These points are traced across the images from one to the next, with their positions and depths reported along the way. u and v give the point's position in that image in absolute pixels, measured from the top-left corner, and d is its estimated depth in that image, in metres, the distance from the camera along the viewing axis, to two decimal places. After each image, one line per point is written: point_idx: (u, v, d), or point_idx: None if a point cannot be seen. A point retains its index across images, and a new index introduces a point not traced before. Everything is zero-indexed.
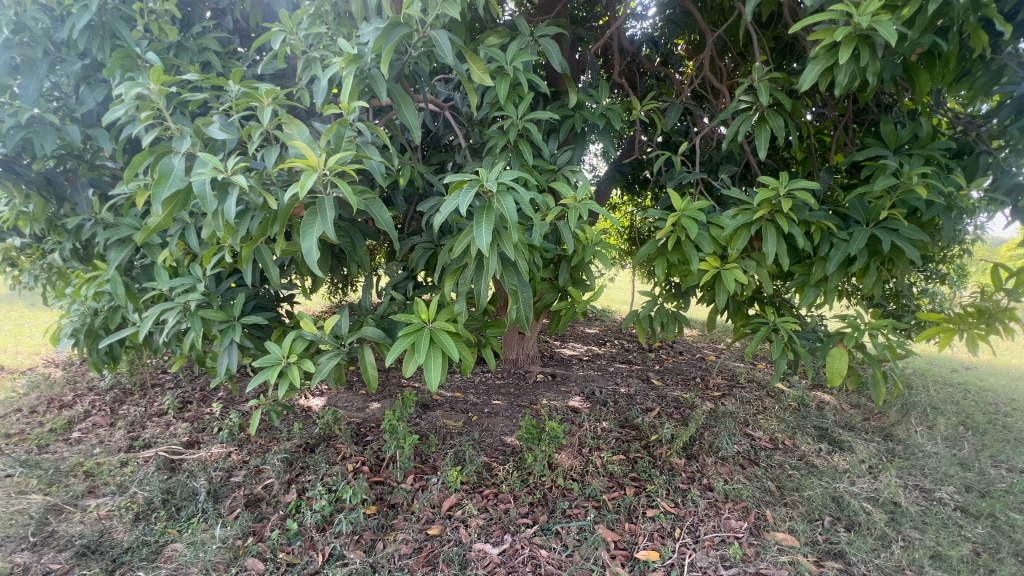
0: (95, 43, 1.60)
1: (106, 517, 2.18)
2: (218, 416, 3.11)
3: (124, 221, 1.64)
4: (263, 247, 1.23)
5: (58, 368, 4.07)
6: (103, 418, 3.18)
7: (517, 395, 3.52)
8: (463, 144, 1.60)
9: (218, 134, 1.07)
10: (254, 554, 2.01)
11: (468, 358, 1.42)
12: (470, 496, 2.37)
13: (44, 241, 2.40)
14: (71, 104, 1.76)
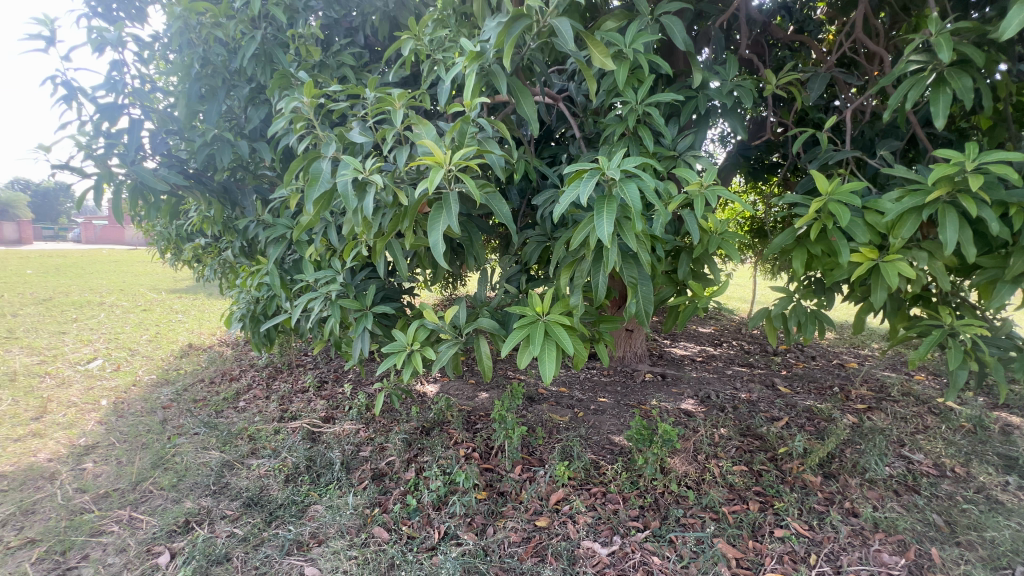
0: (259, 68, 1.86)
1: (265, 476, 2.55)
2: (349, 396, 3.48)
3: (278, 221, 1.88)
4: (394, 242, 1.31)
5: (228, 348, 4.87)
6: (262, 391, 3.73)
7: (625, 393, 3.41)
8: (578, 135, 1.57)
9: (358, 138, 1.16)
10: (381, 523, 2.19)
11: (582, 352, 1.39)
12: (577, 492, 2.35)
13: (221, 241, 2.88)
14: (243, 124, 2.07)
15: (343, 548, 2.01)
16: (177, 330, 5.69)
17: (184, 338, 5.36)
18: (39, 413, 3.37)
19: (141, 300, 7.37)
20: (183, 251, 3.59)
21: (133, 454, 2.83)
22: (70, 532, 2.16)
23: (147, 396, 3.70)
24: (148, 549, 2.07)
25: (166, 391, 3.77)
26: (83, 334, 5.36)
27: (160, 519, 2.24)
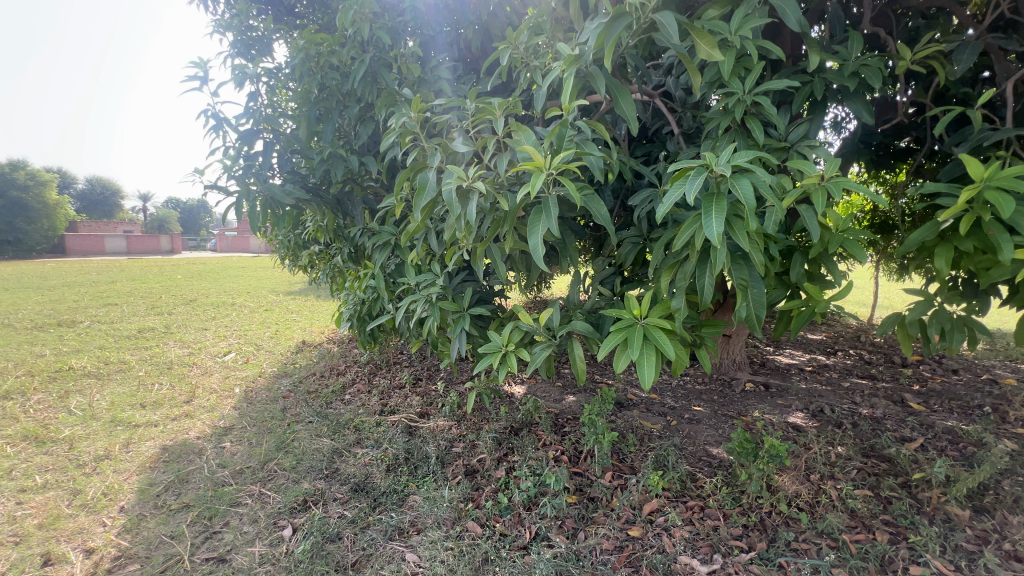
0: (367, 88, 2.03)
1: (369, 465, 2.76)
2: (442, 393, 3.65)
3: (383, 229, 2.02)
4: (493, 246, 1.36)
5: (335, 345, 5.34)
6: (364, 385, 4.05)
7: (722, 403, 3.19)
8: (677, 131, 1.51)
9: (461, 148, 1.21)
10: (474, 518, 2.26)
11: (684, 357, 1.34)
12: (673, 504, 2.24)
13: (332, 248, 3.18)
14: (353, 140, 2.26)
15: (440, 539, 2.11)
16: (293, 327, 6.37)
17: (298, 335, 5.99)
18: (189, 397, 3.95)
19: (263, 301, 8.35)
20: (300, 257, 4.01)
21: (261, 437, 3.21)
22: (215, 501, 2.49)
23: (270, 386, 4.18)
24: (274, 522, 2.33)
25: (285, 383, 4.23)
26: (220, 331, 6.20)
27: (284, 496, 2.50)
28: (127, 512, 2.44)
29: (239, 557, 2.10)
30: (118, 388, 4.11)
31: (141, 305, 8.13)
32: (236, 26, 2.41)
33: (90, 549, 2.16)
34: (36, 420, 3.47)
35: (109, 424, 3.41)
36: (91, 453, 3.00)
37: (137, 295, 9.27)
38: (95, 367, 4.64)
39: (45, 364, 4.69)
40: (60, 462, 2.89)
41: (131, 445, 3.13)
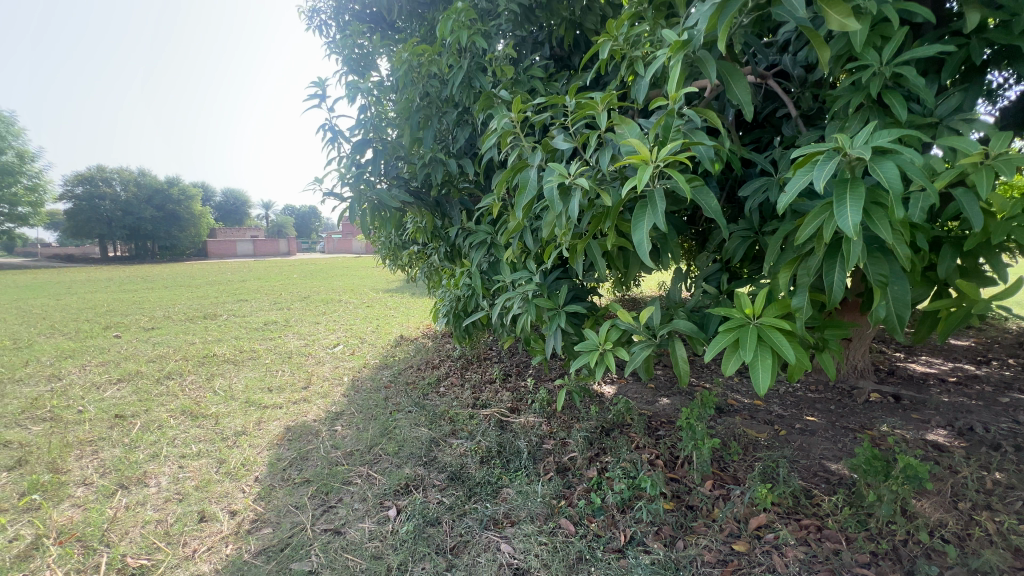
0: (463, 93, 2.11)
1: (464, 455, 2.88)
2: (531, 389, 3.70)
3: (479, 228, 2.09)
4: (592, 243, 1.34)
5: (429, 340, 5.65)
6: (457, 378, 4.23)
7: (842, 414, 2.87)
8: (796, 113, 1.39)
9: (562, 145, 1.21)
10: (567, 516, 2.26)
11: (805, 361, 1.23)
12: (784, 521, 2.06)
13: (429, 248, 3.35)
14: (451, 144, 2.36)
15: (533, 533, 2.14)
16: (392, 323, 6.83)
17: (397, 330, 6.42)
18: (307, 383, 4.41)
19: (366, 298, 9.06)
20: (400, 258, 4.29)
21: (367, 423, 3.49)
22: (330, 478, 2.76)
23: (374, 376, 4.54)
24: (381, 502, 2.52)
25: (387, 374, 4.56)
26: (330, 324, 6.85)
27: (389, 479, 2.70)
28: (261, 481, 2.79)
29: (352, 531, 2.30)
30: (251, 373, 4.71)
31: (267, 301, 9.25)
32: (348, 46, 2.63)
33: (234, 511, 2.49)
34: (191, 397, 4.09)
35: (245, 404, 3.93)
36: (232, 428, 3.47)
37: (263, 292, 10.56)
38: (233, 354, 5.36)
39: (196, 350, 5.52)
40: (209, 434, 3.39)
41: (262, 423, 3.58)
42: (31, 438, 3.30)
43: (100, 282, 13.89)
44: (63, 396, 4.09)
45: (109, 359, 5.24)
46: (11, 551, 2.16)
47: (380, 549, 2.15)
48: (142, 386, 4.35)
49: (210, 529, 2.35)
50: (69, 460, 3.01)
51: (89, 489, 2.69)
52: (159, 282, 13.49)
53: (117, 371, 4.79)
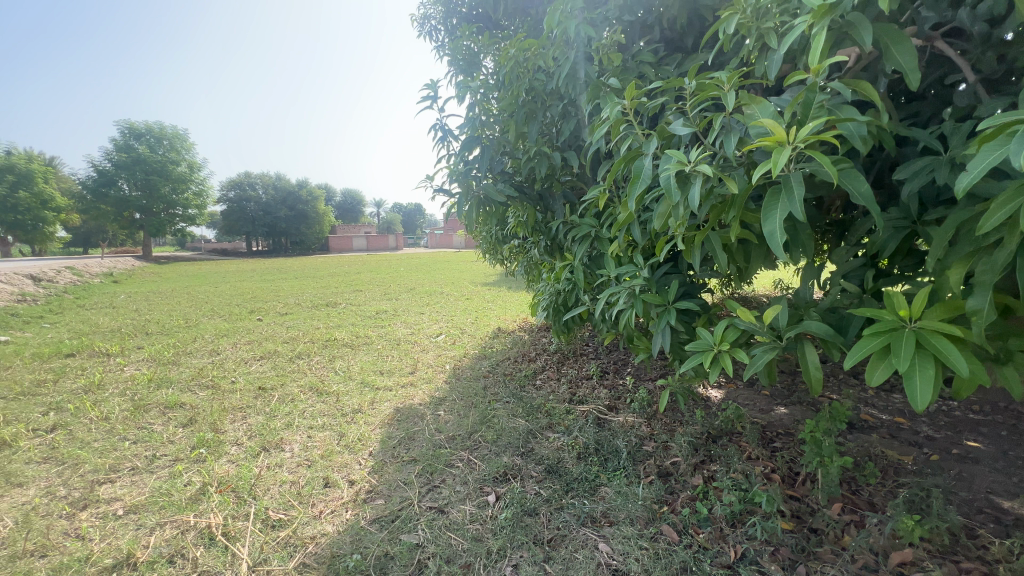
0: (570, 85, 2.08)
1: (560, 450, 2.88)
2: (631, 388, 3.59)
3: (583, 221, 2.05)
4: (712, 235, 1.25)
5: (526, 333, 5.73)
6: (553, 372, 4.25)
7: (1018, 443, 2.37)
8: (973, 79, 1.16)
9: (681, 130, 1.13)
10: (670, 523, 2.15)
11: (982, 376, 1.03)
12: (936, 561, 1.76)
13: (529, 242, 3.40)
14: (555, 136, 2.34)
15: (633, 536, 2.08)
16: (490, 315, 7.05)
17: (494, 322, 6.62)
18: (413, 369, 4.73)
19: (465, 291, 9.46)
20: (500, 252, 4.40)
21: (468, 410, 3.64)
22: (434, 459, 2.93)
23: (473, 366, 4.73)
24: (480, 486, 2.61)
25: (485, 364, 4.73)
26: (434, 315, 7.27)
27: (488, 466, 2.79)
28: (375, 456, 3.04)
29: (454, 511, 2.41)
30: (366, 357, 5.17)
31: (378, 291, 10.08)
32: (457, 48, 2.73)
33: (352, 480, 2.76)
34: (317, 376, 4.61)
35: (361, 385, 4.32)
36: (351, 406, 3.85)
37: (375, 283, 11.52)
38: (351, 339, 5.93)
39: (321, 334, 6.20)
40: (332, 409, 3.78)
41: (375, 403, 3.91)
42: (198, 401, 3.96)
43: (247, 273, 16.18)
44: (221, 368, 4.85)
45: (254, 339, 6.09)
46: (185, 493, 2.61)
47: (481, 532, 2.23)
48: (279, 364, 4.99)
49: (333, 494, 2.62)
50: (225, 422, 3.56)
51: (240, 448, 3.16)
52: (290, 273, 15.39)
53: (260, 350, 5.55)
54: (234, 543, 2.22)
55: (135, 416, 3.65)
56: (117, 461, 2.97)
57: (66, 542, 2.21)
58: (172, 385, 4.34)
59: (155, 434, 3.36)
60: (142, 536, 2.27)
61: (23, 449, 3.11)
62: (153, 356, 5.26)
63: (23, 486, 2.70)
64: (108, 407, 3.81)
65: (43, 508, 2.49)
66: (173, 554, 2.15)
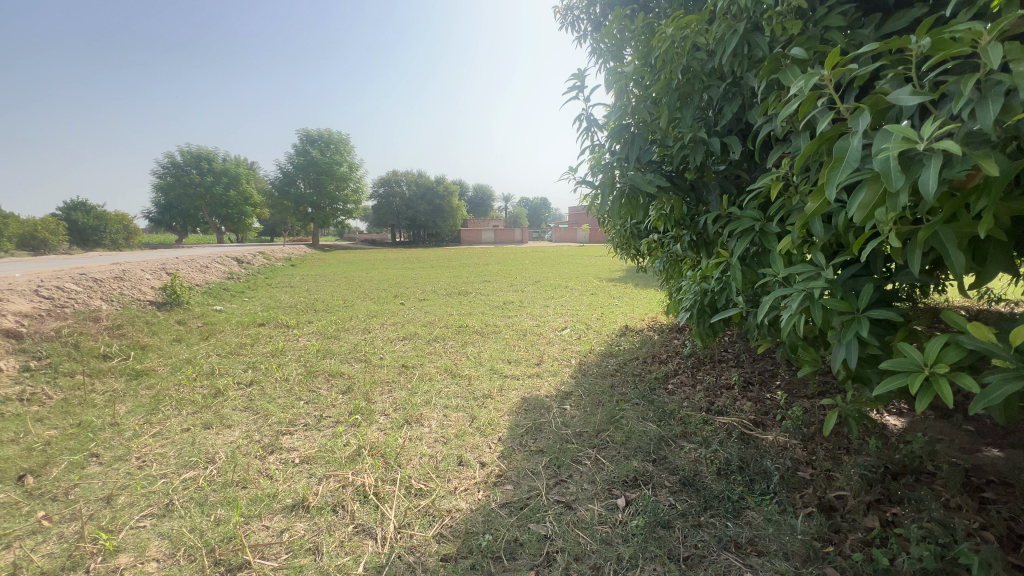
0: (737, 62, 1.84)
1: (698, 462, 2.67)
2: (782, 404, 3.17)
3: (744, 213, 1.84)
4: (941, 230, 1.00)
5: (656, 333, 5.44)
6: (687, 377, 3.96)
7: None
8: None
9: (910, 100, 0.93)
10: (835, 567, 1.85)
11: None
12: None
13: (668, 237, 3.19)
14: (713, 120, 2.14)
15: (787, 573, 1.83)
16: (616, 312, 6.85)
17: (621, 319, 6.43)
18: (539, 361, 4.80)
19: (589, 286, 9.33)
20: (633, 247, 4.22)
21: (595, 407, 3.58)
22: (561, 453, 2.93)
23: (600, 363, 4.63)
24: (608, 488, 2.54)
25: (612, 362, 4.60)
26: (558, 308, 7.30)
27: (617, 468, 2.70)
28: (504, 441, 3.15)
29: (582, 509, 2.37)
30: (495, 345, 5.40)
31: (505, 282, 10.45)
32: (604, 34, 2.64)
33: (483, 462, 2.89)
34: (451, 359, 4.94)
35: (490, 371, 4.52)
36: (481, 390, 4.04)
37: (502, 275, 11.96)
38: (481, 327, 6.25)
39: (454, 321, 6.64)
40: (464, 392, 4.01)
41: (503, 390, 4.05)
42: (354, 372, 4.52)
43: (392, 261, 18.03)
44: (372, 345, 5.47)
45: (398, 320, 6.76)
46: (345, 452, 2.99)
47: (609, 536, 2.16)
48: (419, 345, 5.46)
49: (466, 472, 2.77)
50: (376, 394, 3.99)
51: (388, 418, 3.52)
52: (427, 262, 16.82)
53: (403, 331, 6.14)
54: (383, 504, 2.46)
55: (307, 380, 4.30)
56: (294, 417, 3.52)
57: (259, 479, 2.68)
58: (334, 357, 5.01)
59: (322, 398, 3.91)
60: (313, 483, 2.65)
61: (230, 398, 3.86)
62: (320, 330, 6.14)
63: (230, 428, 3.34)
64: (288, 370, 4.53)
65: (244, 448, 3.05)
66: (335, 504, 2.46)
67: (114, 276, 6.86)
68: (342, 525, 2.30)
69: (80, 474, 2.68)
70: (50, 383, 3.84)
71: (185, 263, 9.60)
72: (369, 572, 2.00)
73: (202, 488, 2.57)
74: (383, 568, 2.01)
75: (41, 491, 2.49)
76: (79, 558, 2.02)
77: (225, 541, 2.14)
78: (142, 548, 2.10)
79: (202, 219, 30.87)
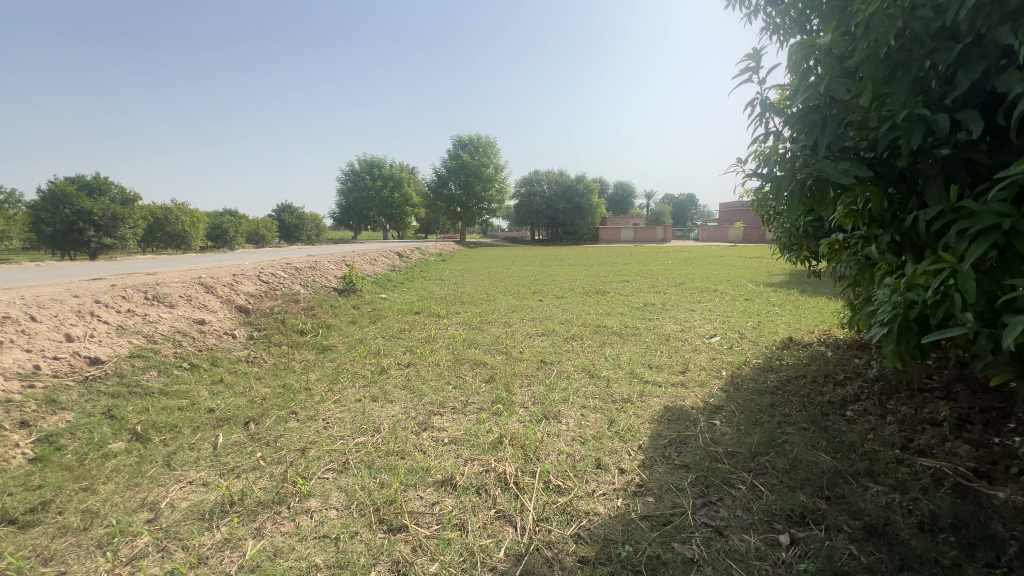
0: (983, 18, 1.46)
1: (890, 509, 2.21)
2: (1021, 455, 2.45)
3: (983, 208, 1.45)
4: None
5: (829, 349, 4.66)
6: (873, 406, 3.31)
7: None
8: None
9: None
10: None
11: None
12: None
13: (856, 238, 2.70)
14: (936, 92, 1.73)
15: None
16: (776, 321, 6.05)
17: (783, 329, 5.66)
18: (684, 368, 4.48)
19: (744, 291, 8.41)
20: (805, 249, 3.68)
21: (751, 426, 3.21)
22: (710, 472, 2.68)
23: (756, 377, 4.14)
24: (768, 521, 2.24)
25: (772, 378, 4.06)
26: (706, 313, 6.73)
27: (779, 499, 2.38)
28: (644, 450, 3.00)
29: (735, 538, 2.14)
30: (634, 348, 5.20)
31: (645, 283, 9.99)
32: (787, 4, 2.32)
33: (623, 468, 2.79)
34: (589, 359, 4.89)
35: (630, 374, 4.37)
36: (620, 393, 3.92)
37: (642, 275, 11.48)
38: (620, 328, 6.07)
39: (592, 320, 6.57)
40: (602, 394, 3.94)
41: (644, 396, 3.87)
42: (496, 363, 4.76)
43: (531, 259, 18.62)
44: (512, 338, 5.70)
45: (537, 316, 6.95)
46: (488, 439, 3.15)
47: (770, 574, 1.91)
48: (557, 342, 5.53)
49: (605, 476, 2.71)
50: (516, 386, 4.15)
51: (527, 411, 3.63)
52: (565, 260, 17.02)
53: (542, 326, 6.28)
54: (523, 494, 2.54)
55: (455, 367, 4.65)
56: (444, 400, 3.84)
57: (415, 452, 2.98)
58: (478, 347, 5.34)
59: (468, 384, 4.19)
60: (460, 463, 2.85)
61: (392, 376, 4.37)
62: (466, 321, 6.61)
63: (392, 403, 3.78)
64: (439, 356, 4.97)
65: (403, 422, 3.42)
66: (479, 486, 2.62)
67: (309, 267, 8.31)
68: (485, 507, 2.43)
69: (284, 426, 3.29)
70: (266, 350, 4.80)
71: (359, 256, 11.20)
72: (509, 558, 2.07)
73: (371, 453, 2.95)
74: (522, 557, 2.07)
75: (260, 436, 3.12)
76: (284, 495, 2.47)
77: (388, 503, 2.42)
78: (326, 496, 2.48)
79: (373, 218, 35.70)
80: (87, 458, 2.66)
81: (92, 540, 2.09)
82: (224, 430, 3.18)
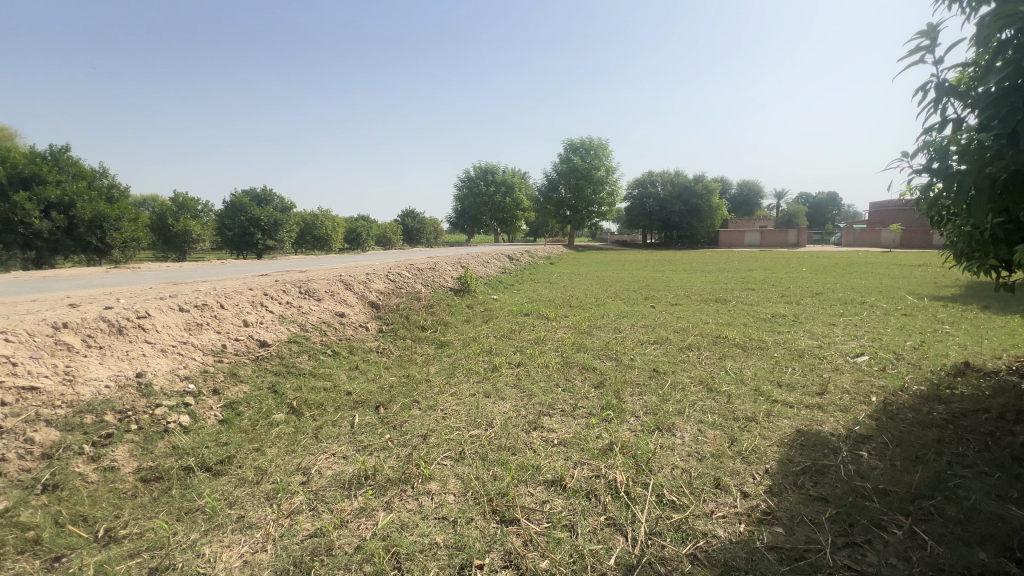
0: None
1: None
2: None
3: None
4: None
5: None
6: None
7: None
8: None
9: None
10: None
11: None
12: None
13: None
14: None
15: None
16: (946, 342, 5.08)
17: (956, 352, 4.74)
18: (822, 389, 3.98)
19: (901, 304, 7.20)
20: (991, 258, 3.07)
21: (910, 463, 2.75)
22: (855, 509, 2.36)
23: (917, 406, 3.53)
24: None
25: (940, 409, 3.43)
26: (850, 328, 5.90)
27: (950, 552, 2.01)
28: (772, 475, 2.74)
29: None
30: (760, 363, 4.75)
31: (773, 293, 9.05)
32: None
33: (746, 492, 2.58)
34: (706, 371, 4.59)
35: (755, 391, 4.00)
36: (743, 411, 3.62)
37: (770, 283, 10.41)
38: (743, 340, 5.59)
39: (710, 330, 6.15)
40: (722, 409, 3.67)
41: (771, 416, 3.52)
42: (606, 369, 4.69)
43: (640, 263, 17.96)
44: (622, 345, 5.57)
45: (648, 323, 6.69)
46: (598, 444, 3.13)
47: None
48: (671, 351, 5.28)
49: (725, 498, 2.53)
50: (626, 394, 4.04)
51: (638, 420, 3.53)
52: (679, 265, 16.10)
53: (654, 334, 6.04)
54: (634, 505, 2.48)
55: (564, 370, 4.69)
56: (554, 401, 3.89)
57: (526, 450, 3.07)
58: (587, 352, 5.31)
59: (577, 388, 4.20)
60: (569, 465, 2.87)
61: (504, 374, 4.55)
62: (575, 325, 6.61)
63: (503, 401, 3.93)
64: (548, 358, 5.04)
65: (514, 419, 3.54)
66: (589, 491, 2.62)
67: (429, 268, 8.97)
68: (595, 512, 2.42)
69: (409, 413, 3.62)
70: (393, 343, 5.31)
71: (473, 258, 11.81)
72: (620, 568, 2.04)
73: (485, 445, 3.11)
74: (633, 569, 2.03)
75: (388, 420, 3.47)
76: (409, 475, 2.72)
77: (500, 495, 2.54)
78: (445, 481, 2.68)
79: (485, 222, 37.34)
80: (258, 424, 3.20)
81: (262, 492, 2.51)
82: (359, 412, 3.59)
